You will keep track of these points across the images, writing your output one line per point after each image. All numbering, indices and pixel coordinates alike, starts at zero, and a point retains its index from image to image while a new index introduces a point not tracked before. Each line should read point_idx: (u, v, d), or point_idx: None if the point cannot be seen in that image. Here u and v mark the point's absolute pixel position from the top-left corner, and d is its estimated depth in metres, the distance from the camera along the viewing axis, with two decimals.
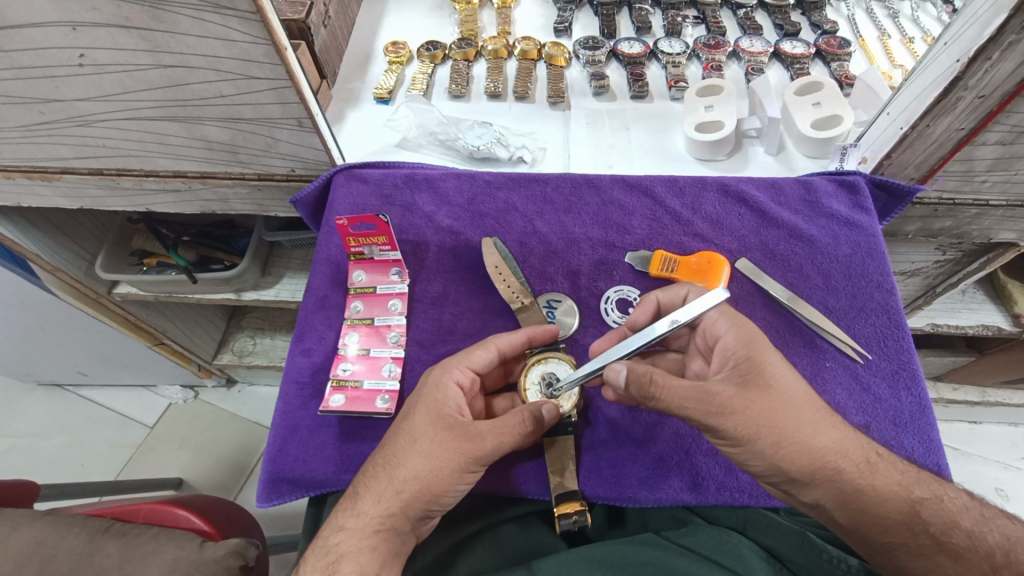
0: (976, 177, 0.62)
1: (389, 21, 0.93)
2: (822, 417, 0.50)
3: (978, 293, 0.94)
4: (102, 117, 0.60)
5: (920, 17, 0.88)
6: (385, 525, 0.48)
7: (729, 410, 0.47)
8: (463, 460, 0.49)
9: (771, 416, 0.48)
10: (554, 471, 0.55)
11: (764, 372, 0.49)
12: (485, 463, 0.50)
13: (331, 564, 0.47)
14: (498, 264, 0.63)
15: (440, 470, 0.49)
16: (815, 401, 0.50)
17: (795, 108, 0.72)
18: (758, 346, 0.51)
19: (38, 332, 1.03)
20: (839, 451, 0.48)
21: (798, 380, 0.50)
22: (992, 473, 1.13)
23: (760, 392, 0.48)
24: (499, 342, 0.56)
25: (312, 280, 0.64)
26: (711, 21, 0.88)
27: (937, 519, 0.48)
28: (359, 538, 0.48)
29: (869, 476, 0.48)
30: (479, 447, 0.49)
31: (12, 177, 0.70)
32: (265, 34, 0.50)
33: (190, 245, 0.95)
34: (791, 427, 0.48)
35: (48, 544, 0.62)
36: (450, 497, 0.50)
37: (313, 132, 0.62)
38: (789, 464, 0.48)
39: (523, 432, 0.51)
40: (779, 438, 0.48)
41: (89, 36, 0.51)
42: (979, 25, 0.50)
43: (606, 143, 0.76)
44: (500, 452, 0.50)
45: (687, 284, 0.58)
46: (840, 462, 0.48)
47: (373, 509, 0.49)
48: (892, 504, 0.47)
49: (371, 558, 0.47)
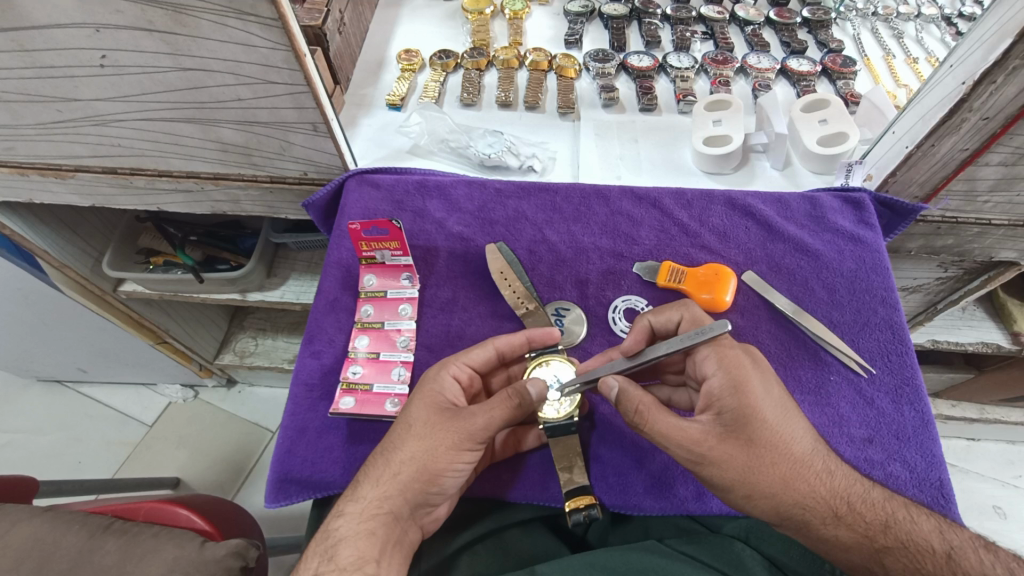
0: (978, 197, 0.63)
1: (401, 29, 0.94)
2: (797, 468, 0.49)
3: (978, 311, 0.95)
4: (119, 118, 0.61)
5: (924, 39, 0.89)
6: (383, 509, 0.49)
7: (706, 461, 0.49)
8: (455, 439, 0.49)
9: (746, 470, 0.49)
10: (562, 468, 0.55)
11: (748, 423, 0.50)
12: (479, 442, 0.50)
13: (330, 548, 0.48)
14: (504, 270, 0.64)
15: (434, 450, 0.50)
16: (793, 448, 0.50)
17: (802, 124, 0.74)
18: (744, 394, 0.50)
19: (42, 328, 1.03)
20: (808, 504, 0.49)
21: (778, 430, 0.50)
22: (989, 491, 1.14)
23: (738, 445, 0.49)
24: (497, 342, 0.56)
25: (323, 283, 0.65)
26: (720, 37, 0.89)
27: (900, 564, 0.48)
28: (357, 522, 0.48)
29: (834, 526, 0.49)
30: (470, 424, 0.50)
31: (26, 174, 0.70)
32: (285, 40, 0.51)
33: (197, 244, 0.96)
34: (764, 480, 0.49)
35: (49, 541, 0.62)
36: (448, 479, 0.50)
37: (328, 137, 0.63)
38: (757, 511, 0.50)
39: (514, 409, 0.51)
40: (749, 491, 0.49)
41: (112, 38, 0.51)
42: (985, 48, 0.51)
43: (615, 154, 0.77)
44: (492, 428, 0.50)
45: (679, 307, 0.57)
46: (807, 514, 0.49)
47: (372, 493, 0.49)
48: (855, 552, 0.48)
49: (369, 543, 0.47)
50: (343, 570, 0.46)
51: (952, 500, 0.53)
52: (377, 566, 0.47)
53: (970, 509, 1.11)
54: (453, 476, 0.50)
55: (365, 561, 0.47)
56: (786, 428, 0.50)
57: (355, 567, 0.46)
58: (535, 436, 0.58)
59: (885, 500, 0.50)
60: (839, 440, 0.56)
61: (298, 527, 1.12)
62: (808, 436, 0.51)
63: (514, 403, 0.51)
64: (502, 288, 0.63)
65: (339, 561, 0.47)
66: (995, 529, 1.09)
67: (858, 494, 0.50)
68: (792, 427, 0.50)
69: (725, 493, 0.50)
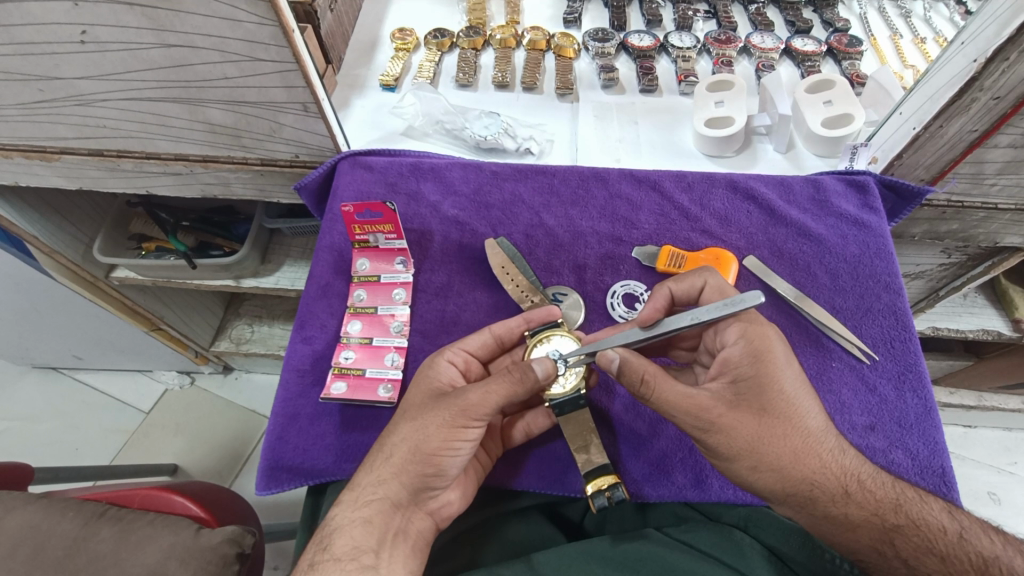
0: (985, 181, 0.62)
1: (395, 7, 0.92)
2: (809, 442, 0.48)
3: (979, 297, 0.94)
4: (103, 97, 0.59)
5: (932, 18, 0.87)
6: (378, 494, 0.48)
7: (714, 428, 0.47)
8: (448, 416, 0.48)
9: (755, 439, 0.47)
10: (578, 448, 0.54)
11: (762, 392, 0.49)
12: (475, 418, 0.48)
13: (326, 538, 0.47)
14: (505, 264, 0.62)
15: (428, 429, 0.48)
16: (807, 424, 0.49)
17: (807, 106, 0.72)
18: (763, 363, 0.50)
19: (33, 315, 1.02)
20: (818, 481, 0.48)
21: (793, 403, 0.49)
22: (985, 477, 1.14)
23: (750, 413, 0.48)
24: (494, 328, 0.56)
25: (314, 267, 0.64)
26: (723, 16, 0.87)
27: (911, 545, 0.47)
28: (352, 510, 0.48)
29: (844, 504, 0.48)
30: (462, 400, 0.48)
31: (10, 156, 0.68)
32: (272, 15, 0.49)
33: (190, 230, 0.94)
34: (772, 452, 0.47)
35: (42, 528, 0.61)
36: (446, 459, 0.48)
37: (319, 118, 0.61)
38: (761, 485, 0.48)
39: (513, 385, 0.48)
40: (755, 462, 0.47)
41: (91, 13, 0.50)
42: (997, 24, 0.49)
43: (614, 136, 0.76)
44: (488, 404, 0.48)
45: (700, 273, 0.55)
46: (816, 491, 0.48)
47: (366, 480, 0.49)
48: (864, 532, 0.48)
49: (364, 532, 0.47)
50: (338, 560, 0.45)
51: (954, 488, 0.52)
52: (375, 557, 0.46)
53: (966, 496, 1.11)
54: (451, 457, 0.48)
55: (361, 551, 0.46)
56: (801, 403, 0.49)
57: (350, 557, 0.46)
58: (546, 415, 0.57)
59: (894, 481, 0.50)
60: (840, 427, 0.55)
61: (296, 514, 1.12)
62: (823, 413, 0.50)
63: (514, 379, 0.49)
64: (504, 281, 0.61)
65: (334, 551, 0.46)
66: (991, 515, 1.08)
67: (869, 473, 0.49)
68: (808, 402, 0.49)
69: (728, 463, 0.48)
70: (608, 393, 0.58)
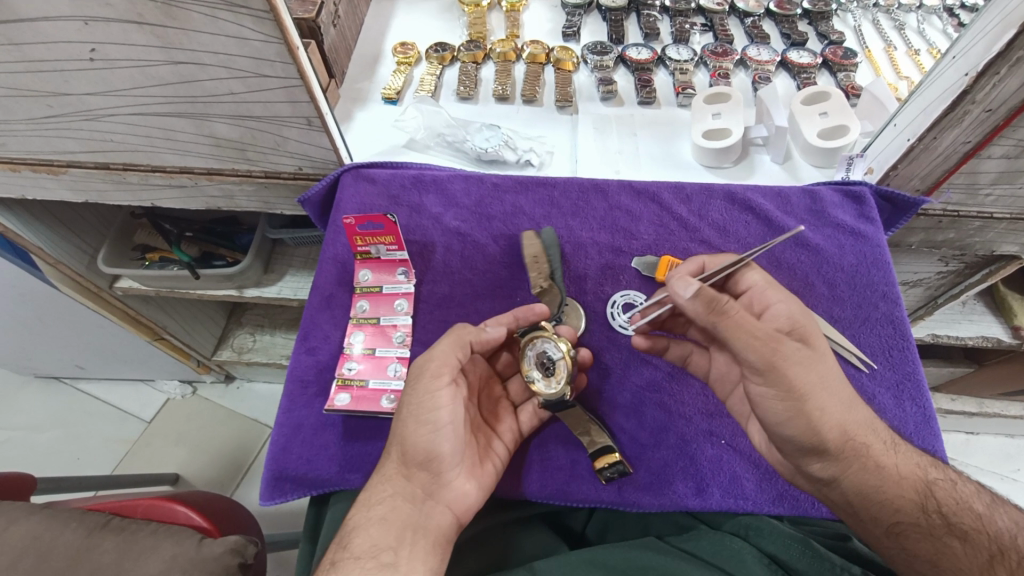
0: (980, 191, 0.63)
1: (397, 22, 0.93)
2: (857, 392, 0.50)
3: (978, 305, 0.94)
4: (110, 113, 0.60)
5: (926, 30, 0.88)
6: (389, 490, 0.50)
7: (789, 361, 0.47)
8: (411, 390, 0.52)
9: (822, 373, 0.47)
10: (581, 433, 0.57)
11: (811, 337, 0.50)
12: (434, 381, 0.51)
13: (344, 538, 0.48)
14: (536, 254, 0.64)
15: (404, 415, 0.51)
16: None
17: (802, 117, 0.73)
18: (803, 315, 0.51)
19: (37, 326, 1.03)
20: (869, 428, 0.48)
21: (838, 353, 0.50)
22: (987, 484, 1.14)
23: (811, 350, 0.48)
24: (472, 337, 0.54)
25: (318, 279, 0.65)
26: (719, 29, 0.88)
27: (949, 500, 0.47)
28: (369, 509, 0.49)
29: (892, 455, 0.48)
30: (417, 368, 0.53)
31: (18, 170, 0.69)
32: (277, 33, 0.50)
33: (193, 240, 0.95)
34: (835, 389, 0.48)
35: (47, 539, 0.62)
36: (428, 434, 0.50)
37: (323, 132, 0.62)
38: (826, 427, 0.47)
39: (455, 339, 0.53)
40: (824, 401, 0.47)
41: (101, 31, 0.51)
42: (988, 40, 0.50)
43: (613, 148, 0.77)
44: (437, 359, 0.52)
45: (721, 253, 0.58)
46: (868, 438, 0.48)
47: (376, 480, 0.51)
48: (908, 483, 0.48)
49: (381, 529, 0.48)
50: (357, 558, 0.46)
51: None
52: (394, 555, 0.46)
53: None
54: (432, 434, 0.50)
55: (380, 549, 0.47)
56: None
57: (370, 554, 0.46)
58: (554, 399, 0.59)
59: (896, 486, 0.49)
60: None
61: (300, 523, 1.12)
62: None
63: (455, 337, 0.54)
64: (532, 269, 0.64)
65: (353, 549, 0.47)
66: None
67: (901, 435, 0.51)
68: None
69: None
70: (610, 403, 0.59)
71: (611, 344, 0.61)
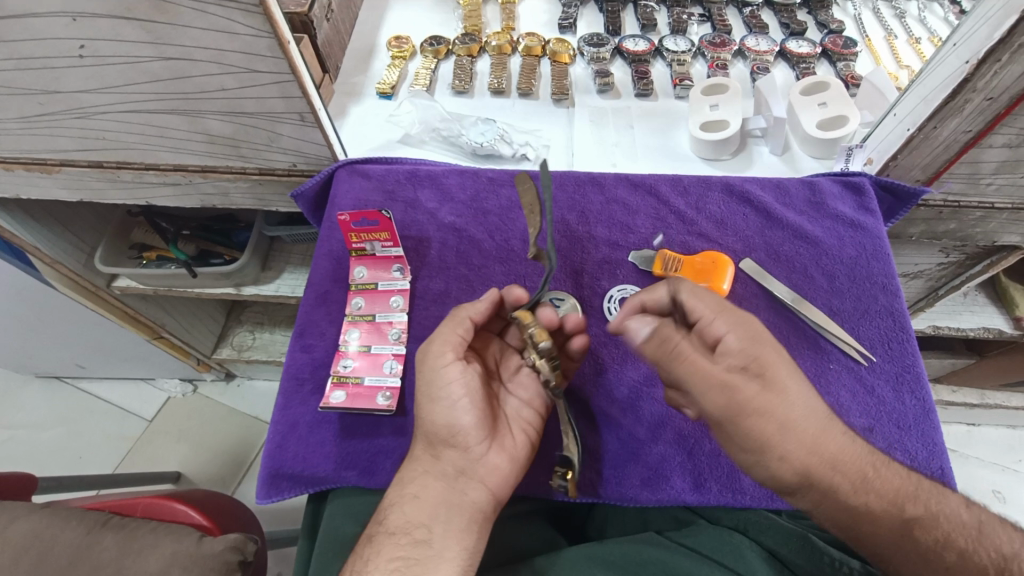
0: (982, 180, 0.62)
1: (391, 16, 0.92)
2: (823, 426, 0.46)
3: (980, 296, 0.94)
4: (103, 110, 0.60)
5: (926, 18, 0.87)
6: (419, 470, 0.51)
7: (744, 411, 0.44)
8: (421, 374, 0.53)
9: (781, 420, 0.45)
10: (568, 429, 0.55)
11: (770, 371, 0.46)
12: (439, 362, 0.52)
13: (382, 513, 0.50)
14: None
15: (421, 400, 0.52)
16: (816, 405, 0.47)
17: (801, 108, 0.72)
18: (762, 343, 0.47)
19: (36, 325, 1.02)
20: (836, 466, 0.46)
21: (797, 386, 0.46)
22: (989, 476, 1.13)
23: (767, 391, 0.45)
24: (468, 313, 0.54)
25: (313, 275, 0.64)
26: (717, 20, 0.87)
27: (931, 536, 0.46)
28: (400, 489, 0.50)
29: (864, 493, 0.46)
30: (424, 352, 0.53)
31: (12, 169, 0.69)
32: (268, 27, 0.50)
33: (190, 238, 0.94)
34: (795, 432, 0.45)
35: (46, 538, 0.62)
36: (446, 414, 0.51)
37: (316, 127, 0.61)
38: (783, 472, 0.45)
39: (453, 318, 0.54)
40: (783, 449, 0.45)
41: (90, 27, 0.50)
42: (989, 27, 0.49)
43: (610, 141, 0.76)
44: (439, 340, 0.53)
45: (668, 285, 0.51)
46: (837, 478, 0.46)
47: (409, 462, 0.52)
48: (885, 521, 0.46)
49: (415, 506, 0.49)
50: (391, 533, 0.48)
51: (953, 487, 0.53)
52: (427, 531, 0.48)
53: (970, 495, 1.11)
54: (447, 411, 0.51)
55: (412, 525, 0.48)
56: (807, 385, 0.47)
57: (404, 530, 0.48)
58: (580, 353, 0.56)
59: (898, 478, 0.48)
60: None
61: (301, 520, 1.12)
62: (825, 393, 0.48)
63: (453, 317, 0.54)
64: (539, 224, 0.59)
65: (387, 524, 0.49)
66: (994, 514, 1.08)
67: (880, 462, 0.48)
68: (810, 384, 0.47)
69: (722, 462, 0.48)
70: (607, 397, 0.58)
71: (607, 339, 0.61)
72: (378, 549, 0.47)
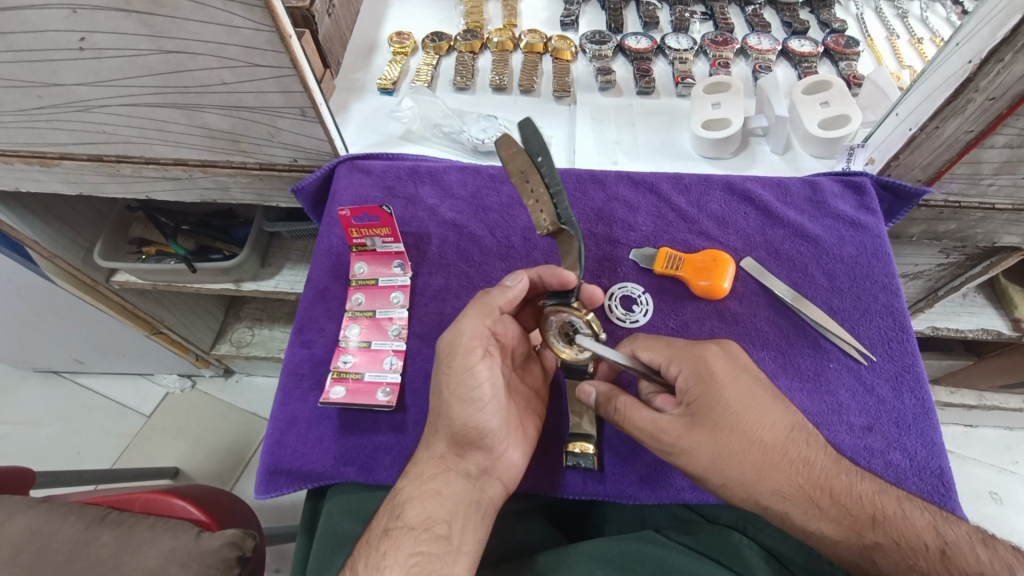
0: (983, 181, 0.62)
1: (393, 12, 0.92)
2: (767, 456, 0.48)
3: (979, 297, 0.94)
4: (102, 103, 0.60)
5: (929, 18, 0.87)
6: (441, 467, 0.51)
7: (677, 452, 0.48)
8: (447, 368, 0.51)
9: (716, 458, 0.48)
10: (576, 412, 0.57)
11: (711, 411, 0.48)
12: (472, 357, 0.51)
13: (399, 506, 0.50)
14: (524, 168, 0.51)
15: (446, 396, 0.51)
16: (763, 437, 0.48)
17: (803, 106, 0.72)
18: (708, 382, 0.49)
19: (34, 320, 1.02)
20: (785, 495, 0.47)
21: (741, 420, 0.48)
22: (986, 476, 1.13)
23: (705, 432, 0.48)
24: (498, 302, 0.53)
25: (313, 271, 0.64)
26: (719, 18, 0.87)
27: (891, 560, 0.46)
28: (420, 483, 0.50)
29: (818, 519, 0.47)
30: (451, 343, 0.52)
31: (10, 162, 0.69)
32: (269, 21, 0.49)
33: (190, 233, 0.94)
34: (733, 467, 0.48)
35: (44, 532, 0.62)
36: (477, 411, 0.50)
37: (317, 122, 0.61)
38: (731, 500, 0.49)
39: (483, 309, 0.53)
40: (723, 480, 0.48)
41: (90, 19, 0.50)
42: (993, 26, 0.49)
43: (612, 138, 0.76)
44: (471, 334, 0.51)
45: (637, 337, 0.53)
46: (788, 507, 0.48)
47: (427, 455, 0.51)
48: (843, 547, 0.47)
49: (437, 502, 0.49)
50: (412, 529, 0.48)
51: (951, 491, 0.52)
52: (448, 528, 0.48)
53: (967, 495, 1.11)
54: (477, 409, 0.50)
55: (434, 521, 0.49)
56: (756, 417, 0.48)
57: (424, 527, 0.48)
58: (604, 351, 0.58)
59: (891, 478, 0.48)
60: (839, 427, 0.55)
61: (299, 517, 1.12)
62: (782, 422, 0.49)
63: (484, 309, 0.53)
64: (524, 189, 0.52)
65: (407, 519, 0.49)
66: (991, 513, 1.08)
67: (842, 484, 0.48)
68: (762, 415, 0.49)
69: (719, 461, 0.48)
70: None
71: (608, 337, 0.60)
72: (397, 543, 0.48)
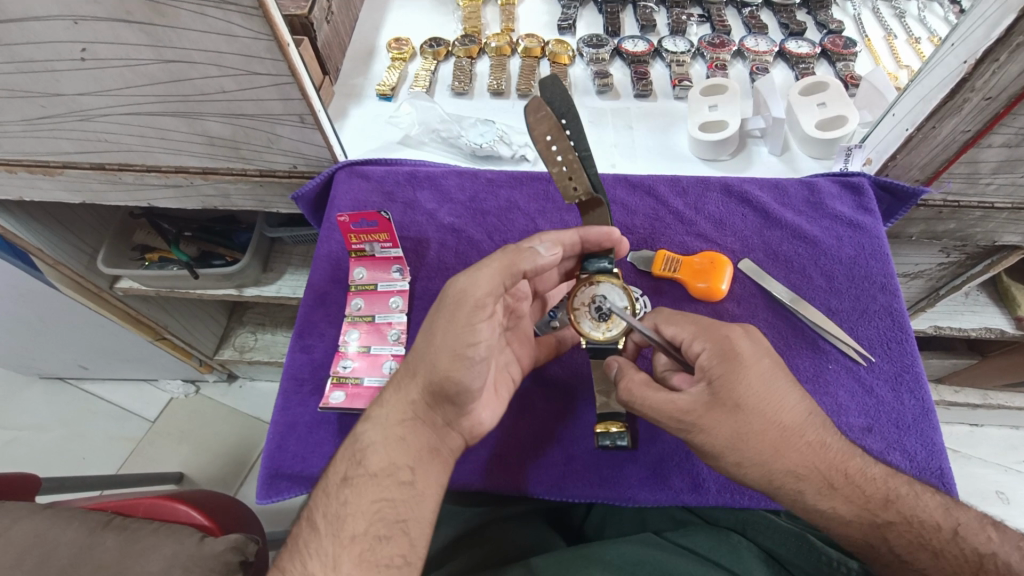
0: (981, 180, 0.62)
1: (391, 18, 0.93)
2: (786, 436, 0.47)
3: (981, 296, 0.93)
4: (104, 112, 0.60)
5: (926, 18, 0.87)
6: (410, 414, 0.50)
7: (696, 429, 0.48)
8: (448, 322, 0.47)
9: (735, 435, 0.47)
10: (600, 391, 0.57)
11: (735, 391, 0.47)
12: (477, 318, 0.47)
13: (359, 453, 0.49)
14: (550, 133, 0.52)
15: (437, 350, 0.48)
16: (783, 419, 0.47)
17: (800, 108, 0.72)
18: (733, 361, 0.48)
19: (39, 326, 1.03)
20: (799, 475, 0.47)
21: (763, 400, 0.47)
22: (991, 476, 1.13)
23: (727, 411, 0.47)
24: (527, 266, 0.49)
25: (313, 276, 0.65)
26: (716, 20, 0.87)
27: (904, 539, 0.46)
28: (382, 428, 0.50)
29: (831, 498, 0.47)
30: (457, 294, 0.47)
31: (14, 171, 0.69)
32: (266, 29, 0.50)
33: (191, 240, 0.95)
34: (754, 446, 0.47)
35: (49, 537, 0.62)
36: (465, 372, 0.47)
37: (316, 129, 0.62)
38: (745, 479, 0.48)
39: (502, 266, 0.48)
40: (738, 458, 0.47)
41: (91, 30, 0.50)
42: (987, 26, 0.49)
43: (609, 141, 0.76)
44: (480, 291, 0.47)
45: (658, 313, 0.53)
46: (802, 485, 0.47)
47: (396, 399, 0.51)
48: (853, 528, 0.47)
49: (400, 448, 0.49)
50: (374, 476, 0.48)
51: (953, 487, 0.53)
52: (411, 474, 0.48)
53: (972, 495, 1.10)
54: (466, 368, 0.47)
55: (396, 467, 0.48)
56: (776, 397, 0.47)
57: (387, 473, 0.48)
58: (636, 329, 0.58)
59: (888, 476, 0.48)
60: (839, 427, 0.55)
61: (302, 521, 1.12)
62: (802, 405, 0.48)
63: (505, 266, 0.48)
64: (550, 158, 0.53)
65: (369, 467, 0.48)
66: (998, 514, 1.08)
67: (856, 466, 0.48)
68: (784, 395, 0.48)
69: (716, 461, 0.48)
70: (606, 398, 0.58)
71: None
72: (359, 491, 0.47)
